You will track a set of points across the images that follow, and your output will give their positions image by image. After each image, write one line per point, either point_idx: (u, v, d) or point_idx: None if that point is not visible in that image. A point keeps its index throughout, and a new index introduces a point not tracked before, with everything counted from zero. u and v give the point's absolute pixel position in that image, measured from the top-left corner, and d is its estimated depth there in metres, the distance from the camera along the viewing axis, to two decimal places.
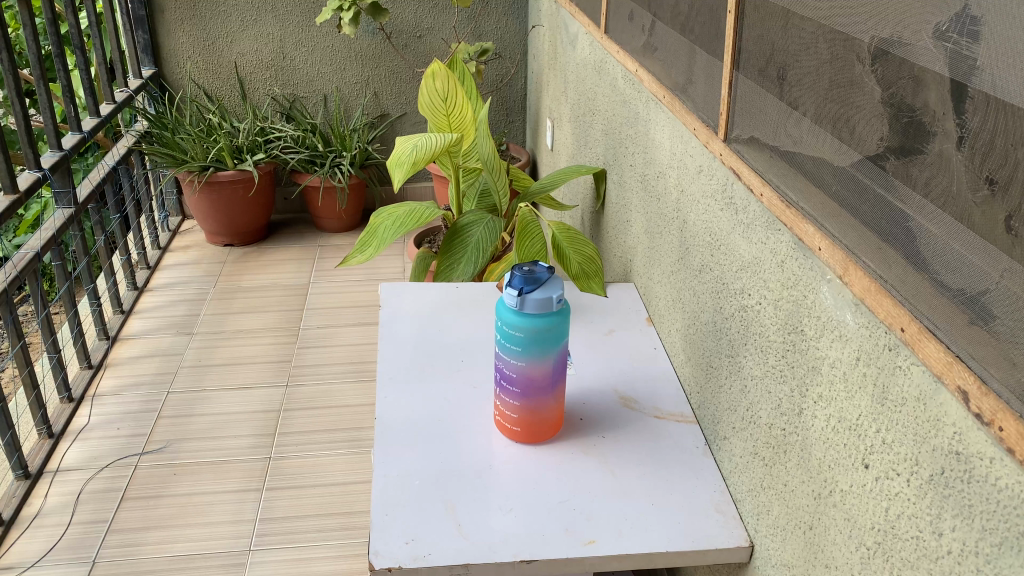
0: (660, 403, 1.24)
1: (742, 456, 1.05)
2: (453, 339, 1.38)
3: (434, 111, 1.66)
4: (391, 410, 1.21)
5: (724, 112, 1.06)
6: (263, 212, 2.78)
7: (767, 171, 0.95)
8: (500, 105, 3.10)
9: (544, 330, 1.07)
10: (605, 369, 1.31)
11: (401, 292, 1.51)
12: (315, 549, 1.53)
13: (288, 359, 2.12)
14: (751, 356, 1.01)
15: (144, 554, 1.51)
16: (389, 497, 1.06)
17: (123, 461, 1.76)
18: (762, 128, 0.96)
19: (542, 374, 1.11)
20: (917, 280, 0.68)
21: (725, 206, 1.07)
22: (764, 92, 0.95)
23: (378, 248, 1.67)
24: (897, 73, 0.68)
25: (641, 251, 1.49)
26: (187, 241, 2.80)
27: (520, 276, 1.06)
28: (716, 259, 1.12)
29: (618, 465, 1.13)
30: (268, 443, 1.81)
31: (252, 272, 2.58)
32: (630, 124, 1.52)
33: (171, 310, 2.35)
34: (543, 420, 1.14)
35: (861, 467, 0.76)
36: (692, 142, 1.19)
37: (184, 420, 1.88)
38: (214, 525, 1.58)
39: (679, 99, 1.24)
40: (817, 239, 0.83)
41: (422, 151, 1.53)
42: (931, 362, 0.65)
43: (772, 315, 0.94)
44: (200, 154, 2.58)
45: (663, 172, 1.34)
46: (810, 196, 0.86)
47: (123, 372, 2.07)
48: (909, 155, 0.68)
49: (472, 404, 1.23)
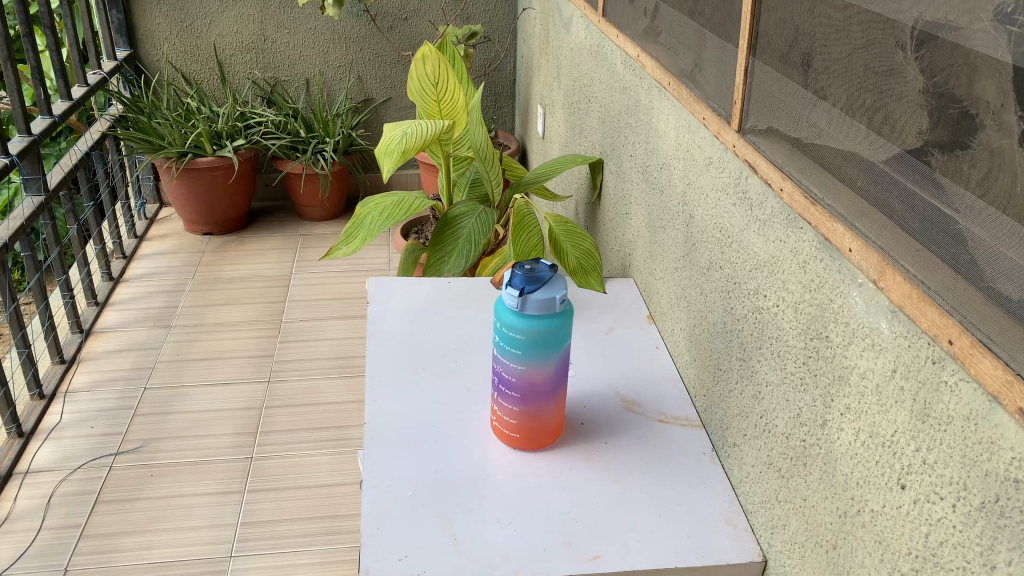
0: (663, 406, 1.19)
1: (755, 466, 1.00)
2: (445, 338, 1.31)
3: (424, 96, 1.58)
4: (381, 414, 1.15)
5: (739, 100, 1.00)
6: (243, 201, 2.69)
7: (787, 165, 0.89)
8: (488, 91, 3.02)
9: (546, 332, 1.00)
10: (605, 369, 1.25)
11: (390, 287, 1.44)
12: (299, 555, 1.46)
13: (269, 353, 2.04)
14: (766, 361, 0.95)
15: (119, 561, 1.44)
16: (380, 509, 1.00)
17: (97, 462, 1.68)
18: (782, 119, 0.90)
19: (542, 378, 1.05)
20: (968, 290, 0.62)
21: (738, 200, 1.01)
22: (785, 80, 0.88)
23: (364, 240, 1.60)
24: (947, 60, 0.62)
25: (641, 245, 1.42)
26: (164, 229, 2.71)
27: (521, 274, 0.99)
28: (727, 257, 1.06)
29: (622, 474, 1.07)
30: (249, 442, 1.74)
31: (232, 262, 2.50)
32: (630, 112, 1.46)
33: (147, 301, 2.27)
34: (543, 425, 1.07)
35: (897, 487, 0.70)
36: (701, 132, 1.12)
37: (161, 418, 1.81)
38: (193, 530, 1.51)
39: (687, 86, 1.17)
40: (847, 239, 0.77)
41: (412, 139, 1.46)
42: (985, 380, 0.59)
43: (792, 319, 0.88)
44: (177, 140, 2.49)
45: (667, 163, 1.27)
46: (837, 193, 0.79)
47: (98, 367, 1.98)
48: (959, 150, 0.62)
49: (467, 408, 1.17)
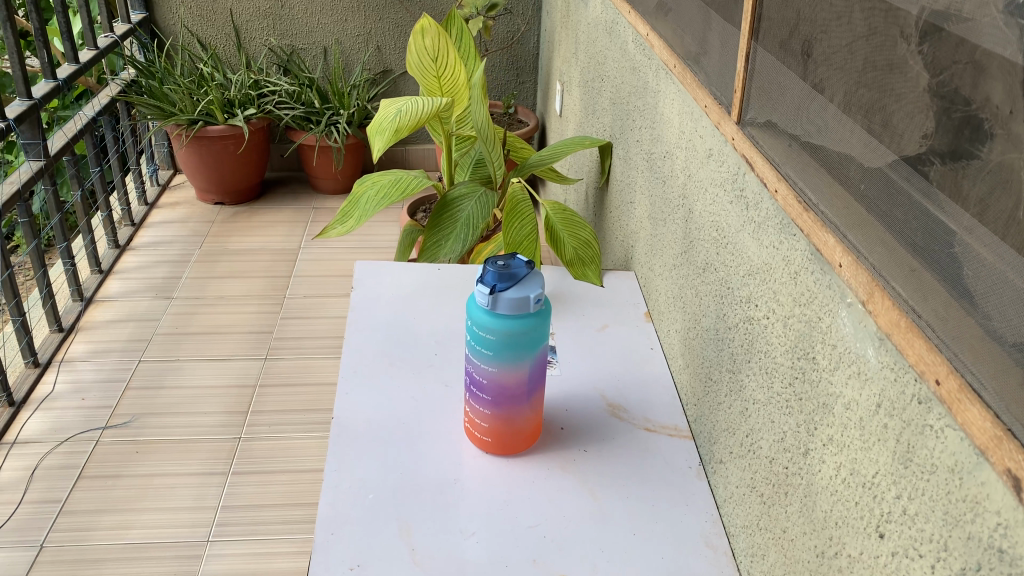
0: (651, 413, 1.11)
1: (738, 487, 0.92)
2: (428, 329, 1.25)
3: (424, 71, 1.52)
4: (352, 409, 1.09)
5: (739, 90, 0.91)
6: (256, 171, 2.65)
7: (783, 164, 0.81)
8: (510, 65, 2.93)
9: (519, 333, 0.93)
10: (592, 369, 1.18)
11: (378, 272, 1.38)
12: (278, 543, 1.43)
13: (268, 329, 2.00)
14: (753, 376, 0.87)
15: (95, 541, 1.42)
16: (337, 513, 0.95)
17: (84, 435, 1.66)
18: (782, 112, 0.81)
19: (516, 380, 0.98)
20: (962, 321, 0.53)
21: (735, 198, 0.93)
22: (785, 70, 0.80)
23: (358, 221, 1.54)
24: (952, 56, 0.53)
25: (643, 238, 1.34)
26: (177, 197, 2.69)
27: (493, 271, 0.92)
28: (722, 258, 0.97)
29: (598, 486, 1.00)
30: (238, 422, 1.70)
31: (242, 234, 2.46)
32: (638, 94, 1.37)
33: (152, 271, 2.24)
34: (516, 430, 1.01)
35: (875, 535, 0.63)
36: (702, 121, 1.04)
37: (151, 393, 1.78)
38: (173, 511, 1.48)
39: (692, 70, 1.08)
40: (838, 253, 0.69)
41: (406, 116, 1.39)
42: (973, 432, 0.51)
43: (779, 334, 0.81)
44: (189, 107, 2.45)
45: (669, 152, 1.19)
46: (833, 199, 0.71)
47: (95, 337, 1.96)
48: (960, 162, 0.53)
49: (441, 406, 1.11)
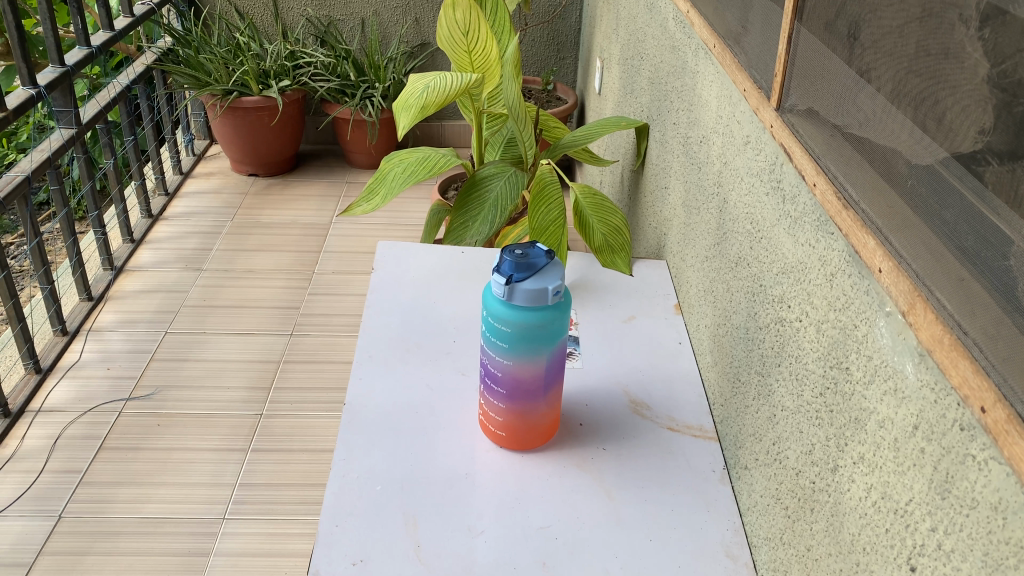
0: (675, 411, 1.06)
1: (763, 497, 0.87)
2: (448, 314, 1.21)
3: (454, 46, 1.47)
4: (364, 395, 1.06)
5: (780, 74, 0.84)
6: (290, 143, 2.63)
7: (824, 156, 0.75)
8: (551, 40, 2.86)
9: (535, 326, 0.89)
10: (616, 363, 1.13)
11: (400, 253, 1.34)
12: (293, 524, 1.41)
13: (295, 304, 1.98)
14: (782, 383, 0.82)
15: (112, 513, 1.42)
16: (343, 503, 0.92)
17: (108, 406, 1.66)
18: (826, 100, 0.75)
19: (531, 375, 0.94)
20: (1013, 341, 0.48)
21: (771, 189, 0.86)
22: (830, 54, 0.73)
23: (385, 198, 1.50)
24: (1016, 43, 0.47)
25: (676, 226, 1.28)
26: (211, 167, 2.69)
27: (510, 260, 0.88)
28: (754, 253, 0.91)
29: (616, 487, 0.95)
30: (260, 398, 1.68)
31: (274, 206, 2.45)
32: (677, 74, 1.30)
33: (183, 242, 2.24)
34: (531, 425, 0.97)
35: (906, 568, 0.57)
36: (740, 105, 0.97)
37: (175, 365, 1.77)
38: (190, 486, 1.47)
39: (732, 51, 1.01)
40: (877, 257, 0.63)
41: (433, 92, 1.35)
42: (1020, 469, 0.45)
43: (812, 339, 0.75)
44: (223, 77, 2.45)
45: (705, 137, 1.12)
46: (877, 197, 0.65)
47: (124, 307, 1.96)
48: (1020, 164, 0.47)
49: (456, 395, 1.07)
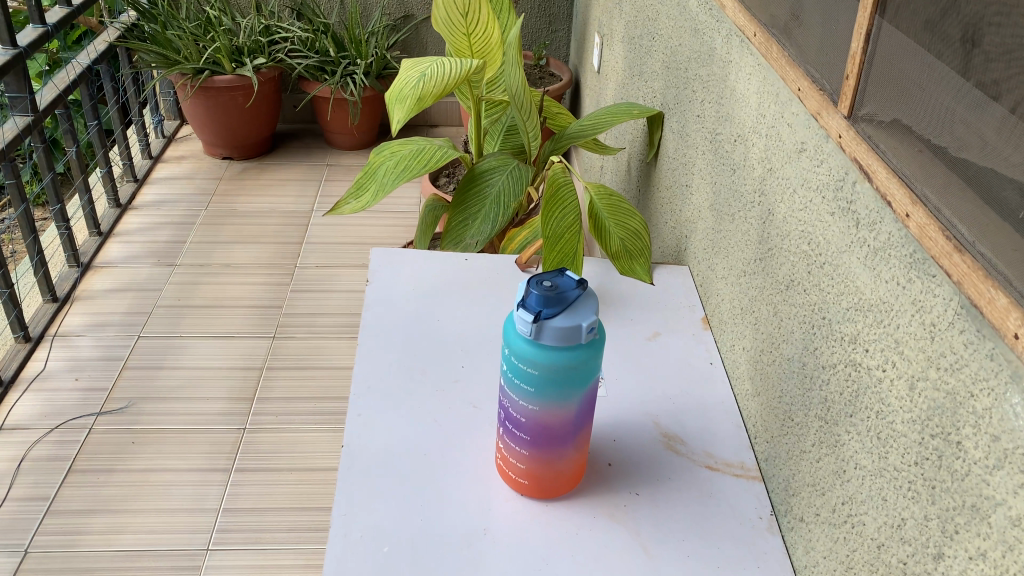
0: (712, 446, 0.95)
1: (828, 560, 0.76)
2: (453, 334, 1.09)
3: (452, 29, 1.36)
4: (363, 437, 0.93)
5: (854, 77, 0.72)
6: (265, 124, 2.48)
7: (918, 180, 0.63)
8: (543, 12, 2.71)
9: (567, 367, 0.77)
10: (643, 389, 1.02)
11: (396, 262, 1.22)
12: (284, 554, 1.30)
13: (277, 303, 1.86)
14: (857, 438, 0.71)
15: (84, 547, 1.30)
16: (346, 569, 0.79)
17: (77, 422, 1.53)
18: (922, 111, 0.63)
19: (560, 421, 0.82)
20: None
21: (838, 211, 0.75)
22: (930, 59, 0.61)
23: (376, 195, 1.37)
24: None
25: (701, 229, 1.17)
26: (182, 150, 2.53)
27: (537, 294, 0.76)
28: (814, 279, 0.80)
29: (653, 539, 0.84)
30: (242, 410, 1.56)
31: (251, 193, 2.31)
32: (700, 61, 1.18)
33: (155, 234, 2.10)
34: (557, 473, 0.86)
35: None
36: (791, 107, 0.85)
37: (150, 374, 1.64)
38: (170, 513, 1.36)
39: (779, 43, 0.89)
40: (1011, 317, 0.51)
41: (430, 81, 1.21)
42: None
43: (903, 397, 0.64)
44: (193, 55, 2.28)
45: (740, 136, 1.01)
46: (1005, 240, 0.53)
47: (92, 308, 1.82)
48: None
49: (467, 432, 0.95)
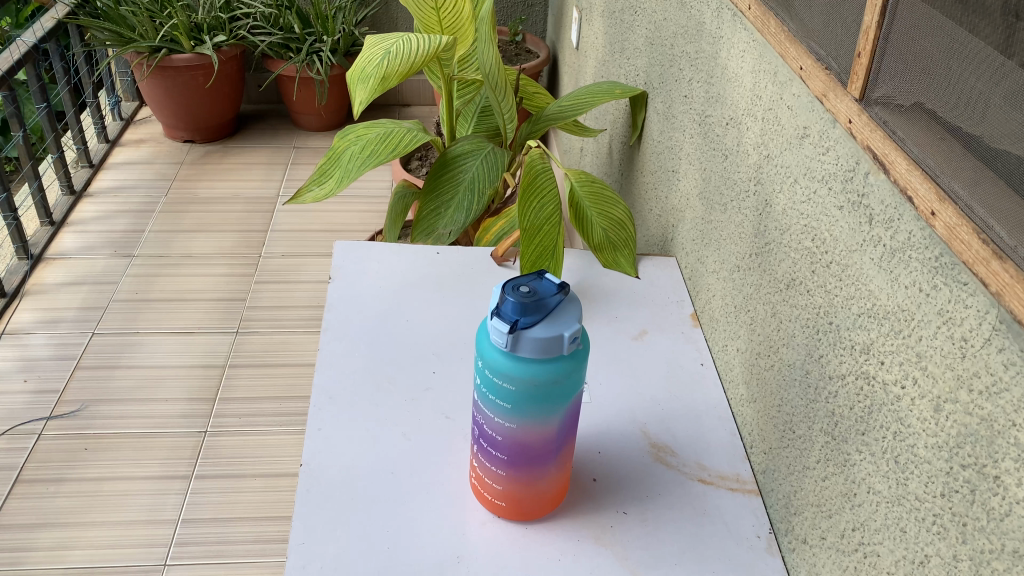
0: (705, 457, 0.88)
1: None
2: (424, 337, 1.01)
3: (420, 2, 1.27)
4: (326, 455, 0.85)
5: (869, 55, 0.64)
6: (228, 105, 2.37)
7: (945, 173, 0.55)
8: None
9: (548, 382, 0.69)
10: (630, 394, 0.95)
11: (361, 257, 1.13)
12: (247, 568, 1.22)
13: (241, 295, 1.76)
14: (871, 460, 0.63)
15: (30, 565, 1.21)
16: None
17: (24, 427, 1.43)
18: (953, 94, 0.55)
19: (541, 438, 0.74)
20: None
21: (848, 205, 0.67)
22: (963, 34, 0.54)
23: (340, 182, 1.28)
24: None
25: (689, 218, 1.09)
26: (141, 134, 2.42)
27: (513, 301, 0.67)
28: (820, 279, 0.72)
29: (643, 564, 0.77)
30: (203, 413, 1.48)
31: (214, 178, 2.20)
32: (687, 37, 1.09)
33: (112, 223, 1.99)
34: (538, 493, 0.78)
35: None
36: (792, 88, 0.77)
37: (104, 375, 1.55)
38: (124, 526, 1.27)
39: (779, 17, 0.81)
40: None
41: (395, 59, 1.12)
42: None
43: (927, 419, 0.56)
44: (149, 32, 2.17)
45: (733, 118, 0.93)
46: None
47: (43, 303, 1.72)
48: None
49: (440, 448, 0.87)
